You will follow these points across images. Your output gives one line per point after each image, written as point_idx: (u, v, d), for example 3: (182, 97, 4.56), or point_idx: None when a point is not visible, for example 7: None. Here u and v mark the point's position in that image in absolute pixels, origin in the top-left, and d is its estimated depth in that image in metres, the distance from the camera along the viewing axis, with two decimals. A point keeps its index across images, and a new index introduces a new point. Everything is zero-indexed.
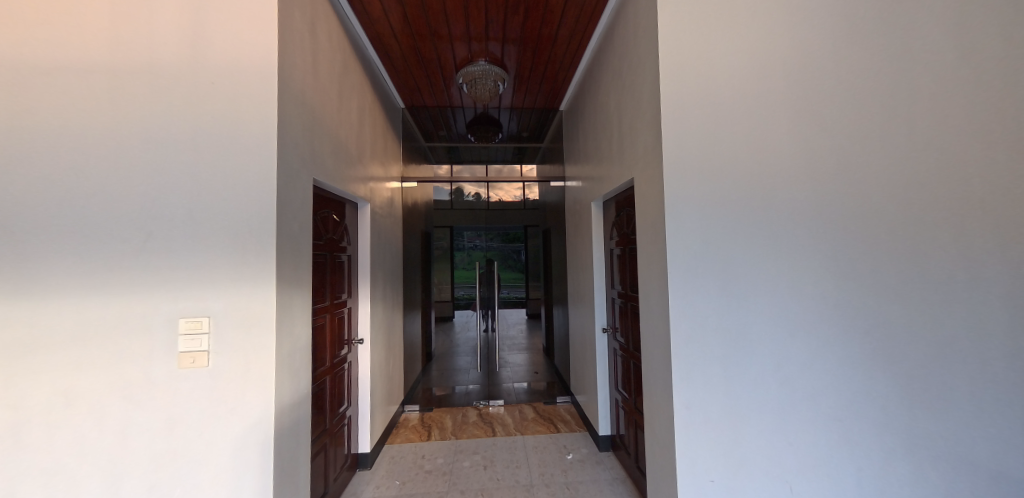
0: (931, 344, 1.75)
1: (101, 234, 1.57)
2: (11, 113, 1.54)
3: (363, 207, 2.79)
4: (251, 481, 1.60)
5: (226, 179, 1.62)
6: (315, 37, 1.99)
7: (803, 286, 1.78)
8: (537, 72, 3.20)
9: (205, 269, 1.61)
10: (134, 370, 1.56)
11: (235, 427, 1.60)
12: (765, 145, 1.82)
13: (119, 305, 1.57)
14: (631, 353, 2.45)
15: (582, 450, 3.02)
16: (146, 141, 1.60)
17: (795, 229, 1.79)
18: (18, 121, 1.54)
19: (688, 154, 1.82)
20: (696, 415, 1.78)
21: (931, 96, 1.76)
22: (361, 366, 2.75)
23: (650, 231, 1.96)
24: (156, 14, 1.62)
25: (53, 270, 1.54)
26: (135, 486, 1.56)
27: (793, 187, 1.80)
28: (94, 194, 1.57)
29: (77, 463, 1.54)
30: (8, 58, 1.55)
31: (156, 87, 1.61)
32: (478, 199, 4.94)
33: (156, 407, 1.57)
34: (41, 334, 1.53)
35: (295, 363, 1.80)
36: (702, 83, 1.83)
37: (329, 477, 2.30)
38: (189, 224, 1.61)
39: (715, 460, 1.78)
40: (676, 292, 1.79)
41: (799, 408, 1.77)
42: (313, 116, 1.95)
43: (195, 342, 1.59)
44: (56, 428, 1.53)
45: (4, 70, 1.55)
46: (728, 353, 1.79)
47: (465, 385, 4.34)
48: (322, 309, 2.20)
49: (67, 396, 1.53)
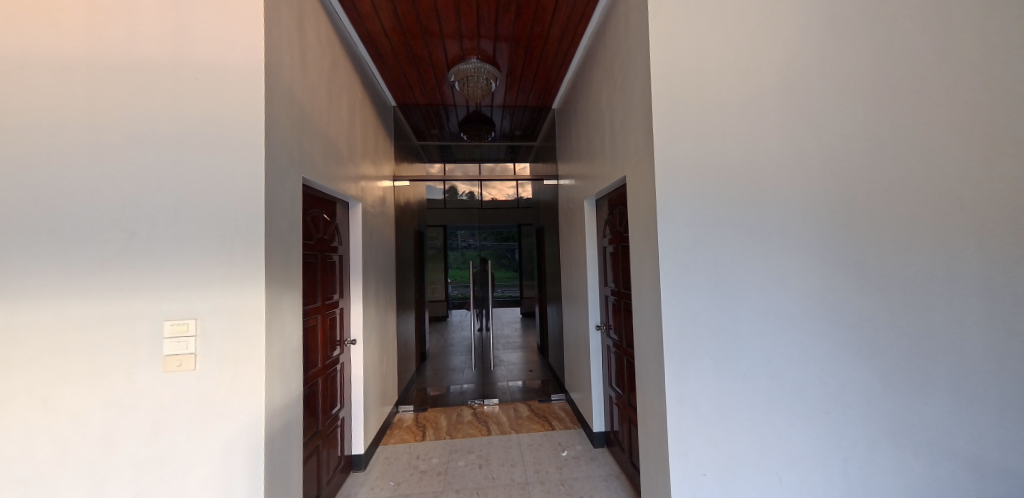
0: (917, 339, 1.77)
1: (84, 236, 1.54)
2: None
3: (355, 206, 2.76)
4: (242, 483, 1.58)
5: (214, 177, 1.60)
6: (304, 33, 1.96)
7: (795, 281, 1.79)
8: (528, 71, 3.20)
9: (190, 270, 1.58)
10: (119, 375, 1.54)
11: (224, 430, 1.58)
12: (755, 143, 1.82)
13: (106, 307, 1.54)
14: (625, 350, 2.45)
15: (577, 447, 3.03)
16: (130, 140, 1.57)
17: (785, 224, 1.80)
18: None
19: (680, 152, 1.82)
20: (688, 411, 1.79)
21: (915, 94, 1.78)
22: (354, 367, 2.73)
23: (642, 229, 1.96)
24: (139, 11, 1.59)
25: (34, 273, 1.51)
26: (122, 492, 1.53)
27: (783, 183, 1.81)
28: (79, 194, 1.54)
29: (61, 471, 1.51)
30: None
31: (138, 86, 1.58)
32: (473, 198, 4.67)
33: (142, 411, 1.54)
34: (21, 340, 1.50)
35: (286, 364, 1.78)
36: (693, 82, 1.83)
37: (322, 479, 2.27)
38: (175, 225, 1.58)
39: (708, 457, 1.79)
40: (668, 289, 1.79)
41: (791, 403, 1.78)
42: (301, 115, 1.92)
43: (183, 345, 1.57)
44: (38, 435, 1.50)
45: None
46: (719, 350, 1.79)
47: (460, 383, 4.36)
48: (314, 310, 2.19)
49: (50, 403, 1.50)
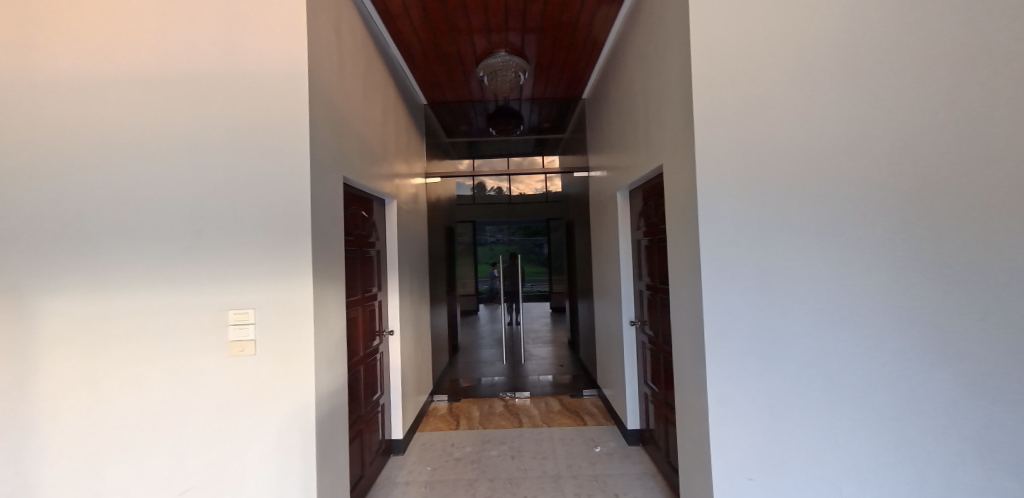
0: (997, 339, 1.61)
1: (150, 230, 1.64)
2: (64, 119, 1.62)
3: (390, 203, 2.82)
4: (296, 468, 1.66)
5: (267, 173, 1.67)
6: (340, 37, 2.01)
7: (849, 276, 1.69)
8: (557, 61, 3.16)
9: (246, 262, 1.66)
10: (189, 358, 1.64)
11: (277, 416, 1.66)
12: (804, 128, 1.73)
13: (174, 295, 1.64)
14: (660, 346, 2.43)
15: (610, 444, 3.01)
16: (192, 138, 1.65)
17: (839, 215, 1.70)
18: (71, 127, 1.62)
19: (723, 140, 1.74)
20: (731, 411, 1.74)
21: (994, 65, 1.61)
22: (392, 357, 2.80)
23: (680, 222, 1.92)
24: (192, 18, 1.67)
25: (107, 267, 1.62)
26: (193, 469, 1.64)
27: (833, 171, 1.71)
28: (146, 190, 1.64)
29: (137, 445, 1.63)
30: (60, 69, 1.63)
31: (197, 87, 1.67)
32: (500, 194, 4.89)
33: (210, 394, 1.65)
34: (101, 329, 1.62)
35: (332, 355, 1.85)
36: (737, 65, 1.75)
37: (365, 461, 2.37)
38: (233, 220, 1.66)
39: (753, 460, 1.73)
40: (710, 283, 1.74)
41: (846, 407, 1.69)
42: (339, 117, 1.97)
43: (244, 331, 1.66)
44: (116, 412, 1.62)
45: (48, 75, 1.62)
46: (766, 349, 1.73)
47: (491, 376, 4.42)
48: (354, 302, 2.25)
49: (128, 383, 1.62)
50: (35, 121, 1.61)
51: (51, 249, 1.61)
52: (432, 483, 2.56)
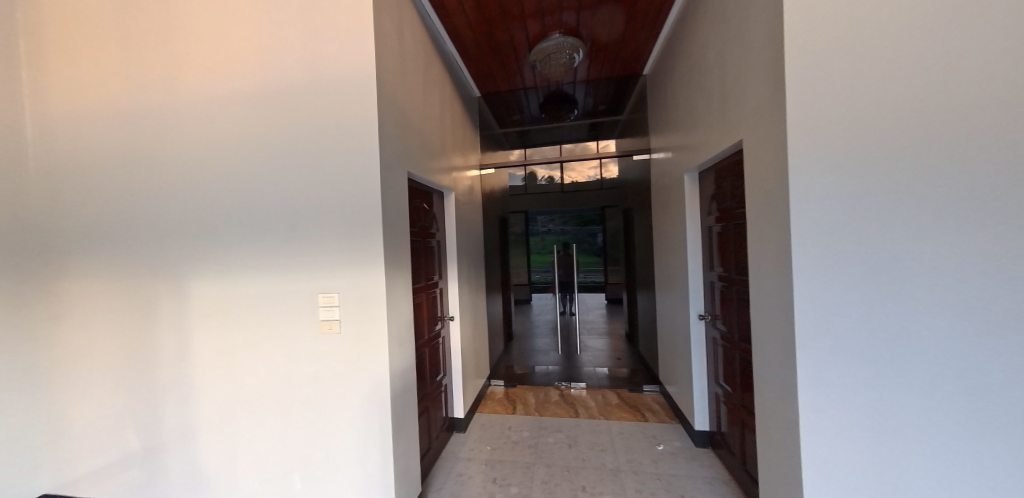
0: None
1: (249, 218, 1.80)
2: (183, 126, 1.83)
3: (448, 196, 2.82)
4: (372, 452, 1.74)
5: (344, 162, 1.73)
6: (403, 37, 2.01)
7: (976, 271, 1.46)
8: (614, 39, 2.99)
9: (326, 249, 1.75)
10: (285, 336, 1.80)
11: (356, 399, 1.75)
12: (920, 97, 1.49)
13: (272, 275, 1.79)
14: (735, 344, 2.25)
15: (674, 444, 2.86)
16: (282, 132, 1.78)
17: (964, 199, 1.46)
18: (188, 132, 1.83)
19: (817, 114, 1.54)
20: (827, 420, 1.56)
21: None
22: (452, 342, 2.84)
23: (763, 207, 1.74)
24: (276, 23, 1.78)
25: (218, 255, 1.83)
26: (289, 436, 1.80)
27: (958, 146, 1.46)
28: (245, 183, 1.80)
29: (243, 416, 1.82)
30: (180, 80, 1.84)
31: (285, 84, 1.77)
32: (552, 183, 4.51)
33: (304, 369, 1.78)
34: (214, 310, 1.83)
35: (403, 346, 1.90)
36: (836, 27, 1.53)
37: (432, 435, 2.45)
38: (314, 212, 1.76)
39: (855, 477, 1.54)
40: (802, 276, 1.56)
41: (970, 421, 1.47)
42: (403, 115, 1.98)
43: (332, 312, 1.75)
44: (229, 383, 1.83)
45: (171, 86, 1.85)
46: (871, 352, 1.53)
47: (545, 364, 4.42)
48: (419, 289, 2.29)
49: (237, 359, 1.83)
50: (162, 128, 1.85)
51: (177, 238, 1.84)
52: (492, 462, 2.59)
